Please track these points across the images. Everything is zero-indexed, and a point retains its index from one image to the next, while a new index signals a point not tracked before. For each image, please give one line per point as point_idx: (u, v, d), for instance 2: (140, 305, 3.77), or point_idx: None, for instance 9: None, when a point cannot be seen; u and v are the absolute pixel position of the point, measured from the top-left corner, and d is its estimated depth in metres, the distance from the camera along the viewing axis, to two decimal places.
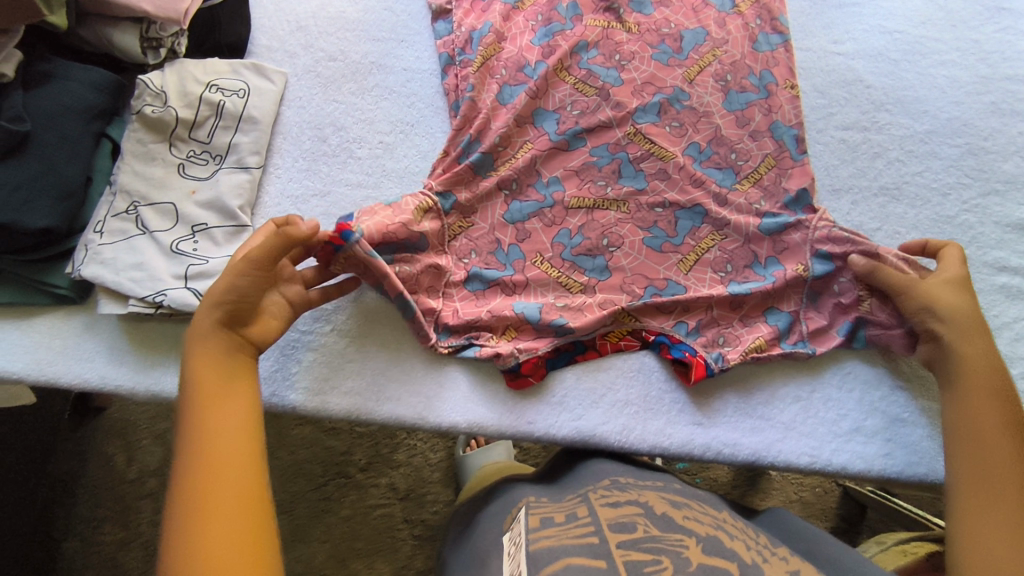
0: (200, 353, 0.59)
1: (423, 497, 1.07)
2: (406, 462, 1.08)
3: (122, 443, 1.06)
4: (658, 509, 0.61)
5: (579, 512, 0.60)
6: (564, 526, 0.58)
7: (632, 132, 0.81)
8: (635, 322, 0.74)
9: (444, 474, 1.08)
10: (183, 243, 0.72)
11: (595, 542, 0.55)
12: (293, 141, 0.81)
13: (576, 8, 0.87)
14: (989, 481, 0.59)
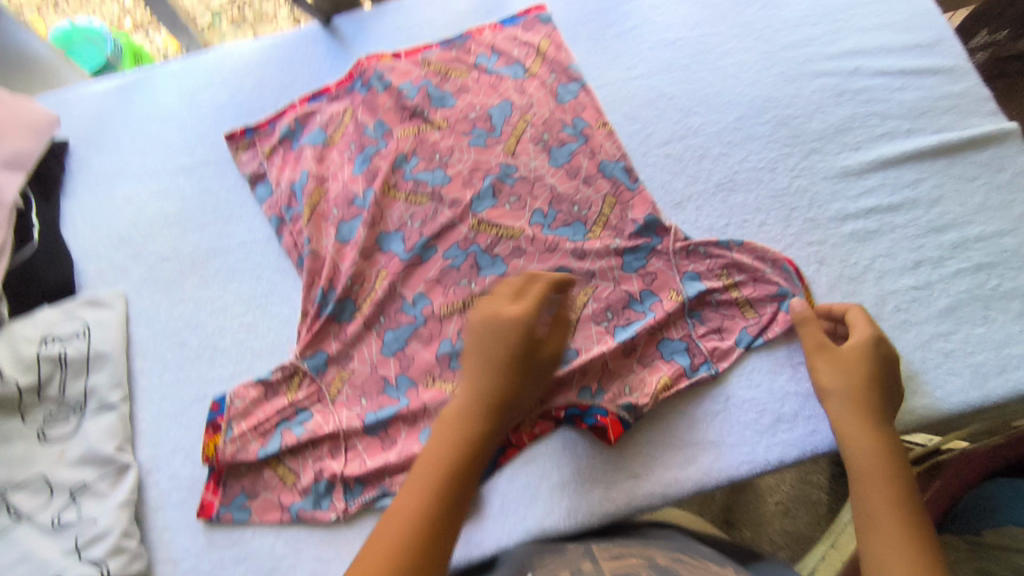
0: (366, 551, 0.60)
1: None
2: None
3: None
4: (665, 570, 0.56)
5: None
6: None
7: (475, 223, 0.82)
8: (542, 405, 0.74)
9: None
10: (67, 513, 0.68)
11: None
12: (153, 357, 0.79)
13: (382, 126, 0.88)
14: (875, 496, 0.61)
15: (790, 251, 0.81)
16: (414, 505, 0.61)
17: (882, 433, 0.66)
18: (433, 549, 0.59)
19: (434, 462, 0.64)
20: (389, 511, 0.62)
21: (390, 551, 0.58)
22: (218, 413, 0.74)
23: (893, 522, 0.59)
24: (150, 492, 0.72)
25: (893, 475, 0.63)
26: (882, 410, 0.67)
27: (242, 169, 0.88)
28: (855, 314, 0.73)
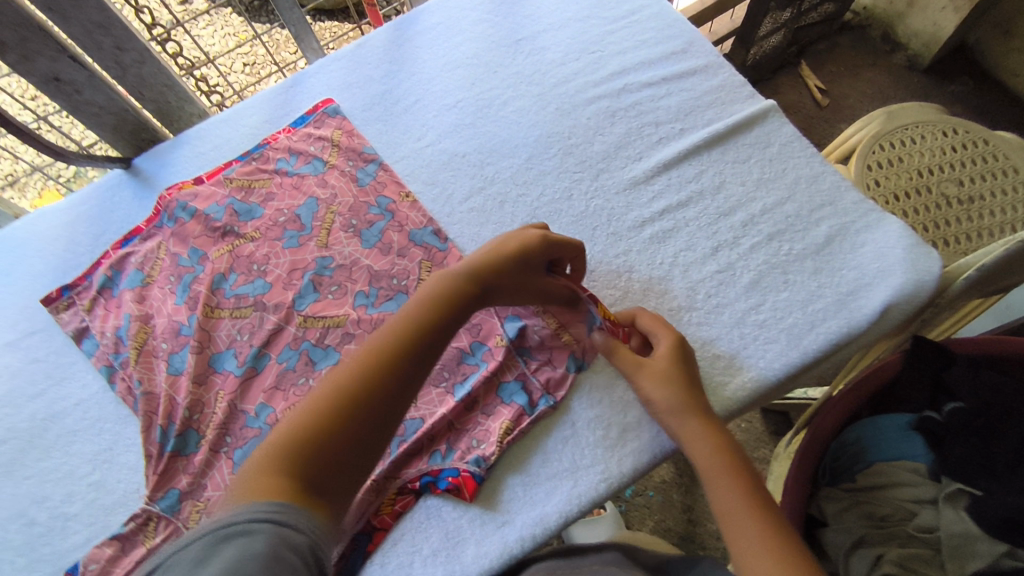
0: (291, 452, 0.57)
1: None
2: None
3: None
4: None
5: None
6: None
7: (302, 321, 0.84)
8: (397, 480, 0.74)
9: None
10: None
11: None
12: (1, 545, 0.77)
13: (197, 251, 0.91)
14: (733, 499, 0.65)
15: (600, 270, 0.85)
16: (301, 423, 0.58)
17: (713, 432, 0.70)
18: (311, 470, 0.56)
19: (382, 356, 0.62)
20: (279, 435, 0.58)
21: (262, 472, 0.55)
22: None
23: (746, 512, 0.63)
24: None
25: (733, 467, 0.67)
26: (705, 409, 0.71)
27: (65, 329, 0.89)
28: (647, 321, 0.78)
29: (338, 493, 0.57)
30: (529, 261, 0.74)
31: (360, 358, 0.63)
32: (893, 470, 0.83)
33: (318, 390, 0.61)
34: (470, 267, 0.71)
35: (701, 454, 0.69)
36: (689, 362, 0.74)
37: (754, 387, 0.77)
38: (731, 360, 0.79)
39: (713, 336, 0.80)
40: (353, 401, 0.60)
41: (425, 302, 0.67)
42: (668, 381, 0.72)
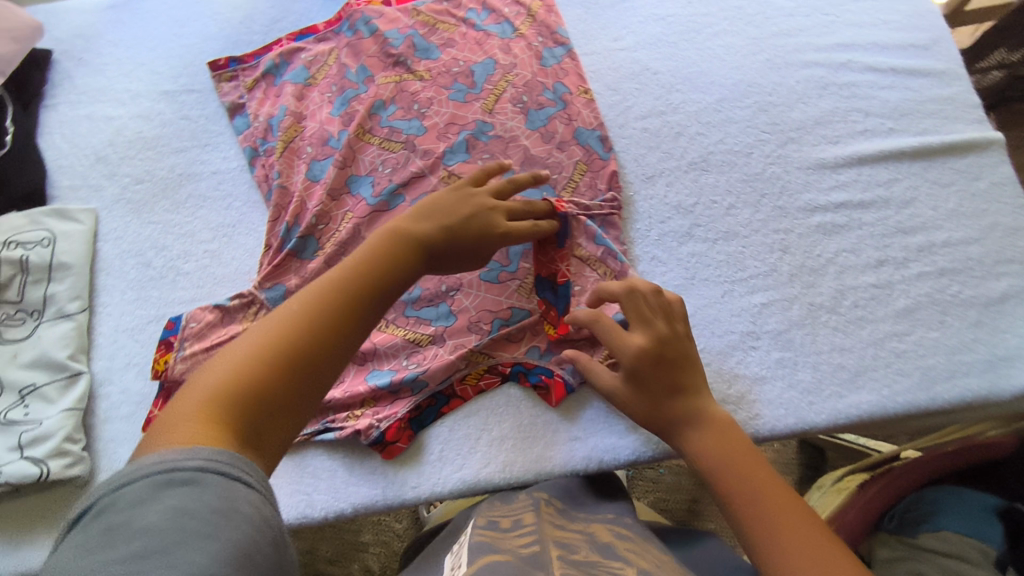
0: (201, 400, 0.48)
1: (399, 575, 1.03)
2: (375, 541, 1.06)
3: None
4: (603, 538, 0.58)
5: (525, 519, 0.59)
6: (506, 534, 0.56)
7: (445, 175, 0.82)
8: (489, 359, 0.74)
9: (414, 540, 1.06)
10: (14, 412, 0.69)
11: (538, 550, 0.53)
12: (116, 274, 0.80)
13: (365, 70, 0.88)
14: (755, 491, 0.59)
15: (755, 238, 0.79)
16: (215, 375, 0.49)
17: (718, 440, 0.63)
18: (240, 421, 0.47)
19: (316, 309, 0.52)
20: (170, 410, 0.48)
21: (161, 432, 0.46)
22: (173, 332, 0.75)
23: (797, 524, 0.56)
24: (100, 405, 0.73)
25: (752, 475, 0.60)
26: (705, 413, 0.64)
27: (223, 99, 0.89)
28: (602, 317, 0.68)
29: (264, 454, 0.48)
30: (481, 233, 0.64)
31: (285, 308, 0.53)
32: (960, 544, 0.76)
33: (210, 364, 0.50)
34: (417, 230, 0.61)
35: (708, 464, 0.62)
36: (676, 364, 0.65)
37: (872, 411, 0.71)
38: (857, 376, 0.73)
39: (848, 347, 0.74)
40: (269, 363, 0.50)
41: (360, 261, 0.57)
42: (640, 400, 0.66)
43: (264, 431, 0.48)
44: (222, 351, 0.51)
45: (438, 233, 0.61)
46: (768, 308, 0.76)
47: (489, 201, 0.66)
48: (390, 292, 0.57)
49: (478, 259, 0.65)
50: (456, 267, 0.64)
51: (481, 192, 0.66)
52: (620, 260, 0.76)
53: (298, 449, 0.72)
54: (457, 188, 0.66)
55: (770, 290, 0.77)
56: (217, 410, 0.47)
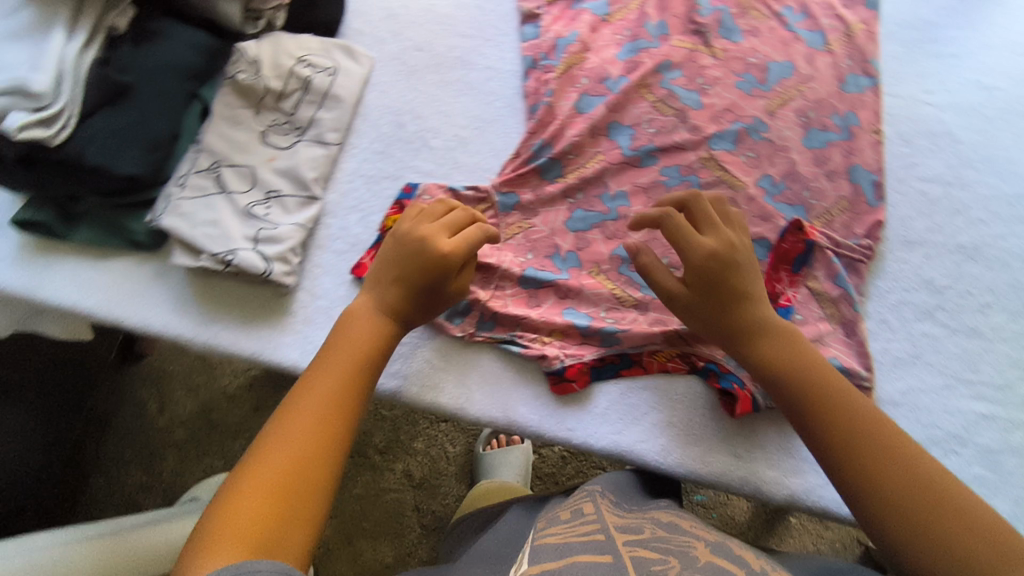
0: (244, 489, 0.51)
1: (437, 489, 1.27)
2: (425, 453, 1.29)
3: (152, 382, 1.38)
4: (665, 518, 0.62)
5: (584, 510, 0.62)
6: (569, 525, 0.59)
7: (705, 156, 0.80)
8: (685, 345, 0.72)
9: (460, 466, 1.29)
10: (257, 207, 0.74)
11: (602, 539, 0.56)
12: (372, 124, 0.83)
13: (664, 27, 0.86)
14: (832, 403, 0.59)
15: (999, 346, 0.74)
16: (263, 468, 0.53)
17: (789, 373, 0.61)
18: (286, 509, 0.51)
19: (323, 405, 0.58)
20: (229, 500, 0.51)
21: (215, 533, 0.48)
22: (409, 196, 0.78)
23: (881, 449, 0.55)
24: (320, 233, 0.78)
25: (832, 412, 0.58)
26: (769, 347, 0.63)
27: (522, 4, 0.88)
28: (677, 218, 0.67)
29: (313, 518, 0.53)
30: (434, 275, 0.65)
31: (298, 407, 0.57)
32: None
33: (260, 450, 0.54)
34: (375, 301, 0.66)
35: (794, 365, 0.62)
36: (741, 266, 0.65)
37: None
38: None
39: None
40: (316, 449, 0.55)
41: (343, 353, 0.62)
42: (728, 308, 0.64)
43: (306, 499, 0.53)
44: (262, 445, 0.55)
45: (398, 293, 0.65)
46: (986, 421, 0.70)
47: (450, 239, 0.66)
48: (370, 385, 0.62)
49: (456, 298, 0.69)
50: (436, 307, 0.68)
51: (438, 231, 0.66)
52: (855, 309, 0.73)
53: (475, 347, 0.73)
54: (398, 240, 0.67)
55: (995, 404, 0.71)
56: (268, 496, 0.51)
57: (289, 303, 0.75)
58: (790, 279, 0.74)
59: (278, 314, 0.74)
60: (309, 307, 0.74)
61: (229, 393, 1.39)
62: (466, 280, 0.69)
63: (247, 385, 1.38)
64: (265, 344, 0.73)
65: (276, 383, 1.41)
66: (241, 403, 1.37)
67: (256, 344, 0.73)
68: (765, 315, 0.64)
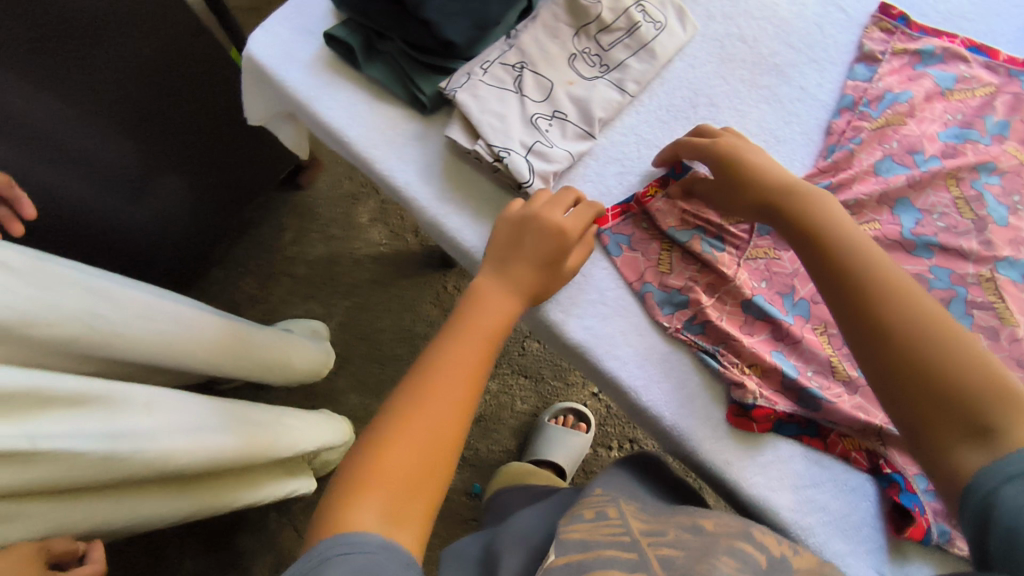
0: (387, 445, 0.59)
1: (491, 433, 1.39)
2: (494, 396, 1.41)
3: (294, 218, 1.55)
4: (690, 520, 0.61)
5: (609, 513, 0.62)
6: (596, 525, 0.60)
7: (986, 275, 0.73)
8: (878, 444, 0.68)
9: (518, 424, 1.40)
10: (541, 120, 0.75)
11: (627, 540, 0.58)
12: (667, 91, 0.81)
13: (1003, 129, 0.79)
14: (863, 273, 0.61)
15: None
16: (407, 428, 0.60)
17: (818, 237, 0.65)
18: (426, 463, 0.59)
19: (465, 373, 0.64)
20: (378, 457, 0.58)
21: (360, 489, 0.57)
22: (677, 174, 0.77)
23: (907, 314, 0.58)
24: (578, 169, 0.78)
25: (863, 289, 0.60)
26: (795, 207, 0.68)
27: (865, 41, 0.84)
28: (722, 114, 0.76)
29: (433, 494, 0.60)
30: (536, 250, 0.68)
31: (439, 376, 0.63)
32: None
33: (404, 412, 0.61)
34: (513, 277, 0.69)
35: (819, 234, 0.65)
36: (757, 156, 0.72)
37: None
38: None
39: None
40: (444, 441, 0.61)
41: (468, 338, 0.66)
42: (745, 181, 0.71)
43: (427, 481, 0.59)
44: (406, 414, 0.61)
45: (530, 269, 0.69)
46: None
47: (558, 220, 0.69)
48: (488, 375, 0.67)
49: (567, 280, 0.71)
50: (551, 283, 0.70)
51: (556, 207, 0.70)
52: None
53: (671, 341, 0.72)
54: (517, 222, 0.70)
55: None
56: (412, 452, 0.59)
57: None
58: None
59: None
60: None
61: (347, 254, 1.54)
62: (579, 260, 0.71)
63: (363, 256, 1.53)
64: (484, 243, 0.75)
65: (398, 269, 1.52)
66: (353, 270, 1.52)
67: (478, 240, 0.75)
68: (784, 177, 0.70)
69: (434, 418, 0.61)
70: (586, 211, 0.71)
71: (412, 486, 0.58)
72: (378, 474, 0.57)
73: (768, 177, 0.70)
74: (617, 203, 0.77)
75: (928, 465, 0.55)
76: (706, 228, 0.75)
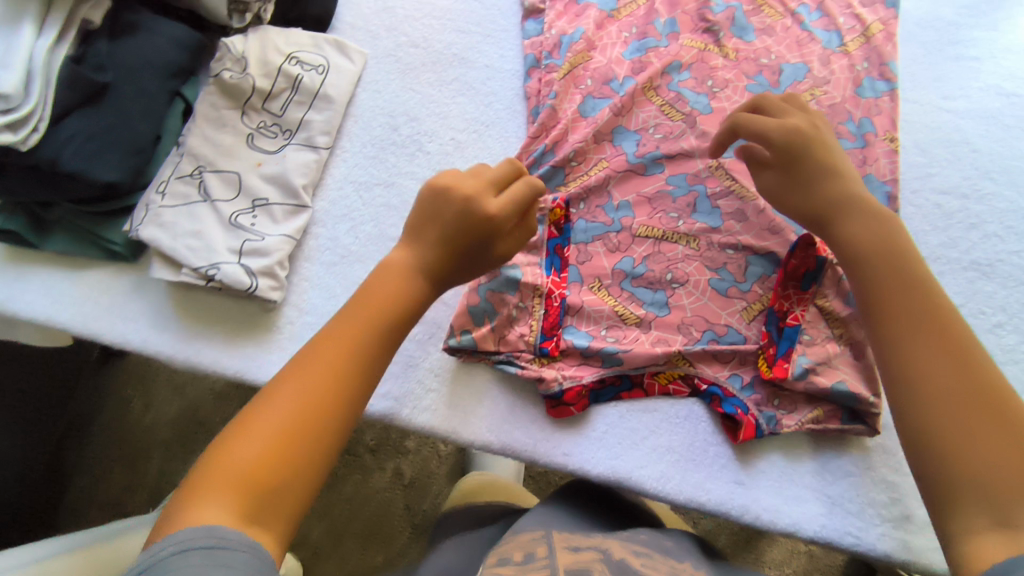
0: (231, 442, 0.43)
1: (426, 488, 1.07)
2: (415, 450, 1.08)
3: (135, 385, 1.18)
4: (616, 556, 0.51)
5: (538, 552, 0.49)
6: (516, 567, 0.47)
7: (714, 165, 0.76)
8: (688, 368, 0.70)
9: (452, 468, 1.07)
10: (242, 217, 0.70)
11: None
12: (363, 125, 0.79)
13: (673, 25, 0.82)
14: (916, 312, 0.50)
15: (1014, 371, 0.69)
16: (260, 417, 0.44)
17: (870, 257, 0.55)
18: (266, 473, 0.42)
19: (349, 360, 0.48)
20: (219, 452, 0.43)
21: (191, 491, 0.41)
22: (558, 241, 0.73)
23: (950, 374, 0.46)
24: (309, 243, 0.74)
25: (901, 321, 0.50)
26: (851, 222, 0.57)
27: None
28: (798, 107, 0.66)
29: (283, 520, 0.43)
30: (458, 228, 0.55)
31: (316, 357, 0.47)
32: None
33: (259, 399, 0.45)
34: (422, 259, 0.54)
35: (875, 246, 0.55)
36: (814, 159, 0.61)
37: None
38: None
39: None
40: (308, 419, 0.44)
41: (363, 305, 0.50)
42: (790, 182, 0.62)
43: (297, 474, 0.43)
44: (257, 401, 0.45)
45: (444, 254, 0.54)
46: None
47: (490, 193, 0.56)
48: (397, 348, 0.51)
49: (505, 255, 0.59)
50: (484, 261, 0.58)
51: (466, 176, 0.56)
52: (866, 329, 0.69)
53: (471, 367, 0.71)
54: (435, 193, 0.56)
55: None
56: (259, 444, 0.43)
57: (275, 319, 0.72)
58: (798, 297, 0.71)
59: (261, 331, 0.71)
60: (296, 323, 0.71)
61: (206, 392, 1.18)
62: (511, 249, 0.59)
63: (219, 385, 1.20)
64: (248, 362, 0.70)
65: None
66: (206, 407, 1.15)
67: (239, 362, 0.70)
68: (847, 188, 0.60)
69: (292, 397, 0.45)
70: (502, 171, 0.57)
71: (253, 495, 0.42)
72: (212, 476, 0.42)
73: (813, 184, 0.61)
74: (362, 258, 0.74)
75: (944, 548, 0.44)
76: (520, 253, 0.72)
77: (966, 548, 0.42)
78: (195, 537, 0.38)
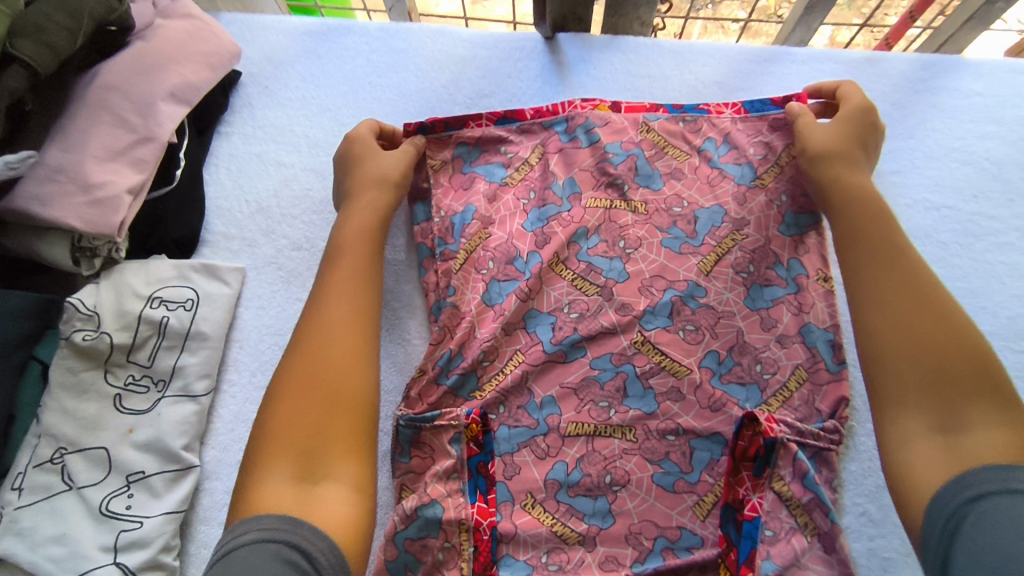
0: (266, 427, 0.56)
1: None
2: None
3: None
4: None
5: None
6: None
7: (638, 340, 0.70)
8: None
9: None
10: (115, 501, 0.61)
11: None
12: (250, 350, 0.71)
13: (572, 185, 0.76)
14: (915, 281, 0.58)
15: None
16: (284, 410, 0.56)
17: (866, 204, 0.65)
18: (304, 443, 0.55)
19: (334, 337, 0.60)
20: (262, 444, 0.55)
21: (255, 473, 0.53)
22: (481, 458, 0.66)
23: (935, 324, 0.55)
24: (203, 502, 0.65)
25: (920, 283, 0.58)
26: (854, 181, 0.67)
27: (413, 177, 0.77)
28: (847, 86, 0.75)
29: (338, 471, 0.55)
30: (360, 192, 0.70)
31: (307, 348, 0.59)
32: None
33: (276, 395, 0.57)
34: (354, 225, 0.68)
35: (869, 207, 0.65)
36: (863, 123, 0.71)
37: None
38: None
39: None
40: (320, 397, 0.57)
41: (331, 299, 0.63)
42: (829, 139, 0.70)
43: (329, 429, 0.56)
44: (275, 394, 0.57)
45: (372, 244, 0.67)
46: None
47: (373, 155, 0.72)
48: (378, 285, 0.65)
49: (408, 167, 0.73)
50: (391, 167, 0.72)
51: (359, 145, 0.73)
52: (831, 517, 0.62)
53: None
54: (344, 173, 0.72)
55: None
56: (293, 424, 0.55)
57: None
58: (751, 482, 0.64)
59: None
60: None
61: None
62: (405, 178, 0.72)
63: None
64: None
65: None
66: None
67: None
68: (865, 178, 0.68)
69: (297, 382, 0.57)
70: (364, 128, 0.75)
71: (299, 470, 0.54)
72: (266, 459, 0.54)
73: (851, 143, 0.70)
74: None
75: (897, 479, 0.52)
76: (439, 483, 0.64)
77: (904, 465, 0.52)
78: (279, 515, 0.49)
